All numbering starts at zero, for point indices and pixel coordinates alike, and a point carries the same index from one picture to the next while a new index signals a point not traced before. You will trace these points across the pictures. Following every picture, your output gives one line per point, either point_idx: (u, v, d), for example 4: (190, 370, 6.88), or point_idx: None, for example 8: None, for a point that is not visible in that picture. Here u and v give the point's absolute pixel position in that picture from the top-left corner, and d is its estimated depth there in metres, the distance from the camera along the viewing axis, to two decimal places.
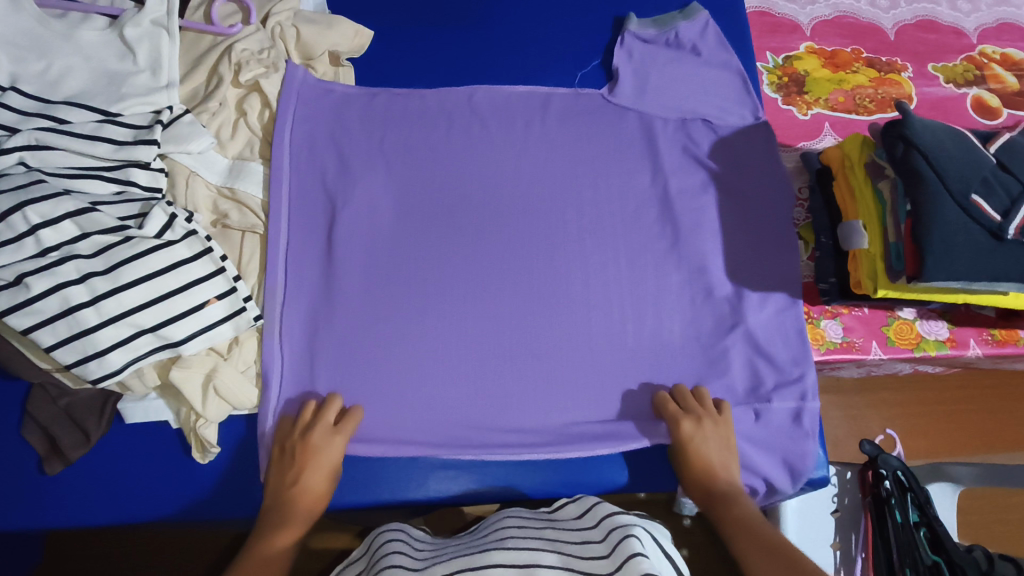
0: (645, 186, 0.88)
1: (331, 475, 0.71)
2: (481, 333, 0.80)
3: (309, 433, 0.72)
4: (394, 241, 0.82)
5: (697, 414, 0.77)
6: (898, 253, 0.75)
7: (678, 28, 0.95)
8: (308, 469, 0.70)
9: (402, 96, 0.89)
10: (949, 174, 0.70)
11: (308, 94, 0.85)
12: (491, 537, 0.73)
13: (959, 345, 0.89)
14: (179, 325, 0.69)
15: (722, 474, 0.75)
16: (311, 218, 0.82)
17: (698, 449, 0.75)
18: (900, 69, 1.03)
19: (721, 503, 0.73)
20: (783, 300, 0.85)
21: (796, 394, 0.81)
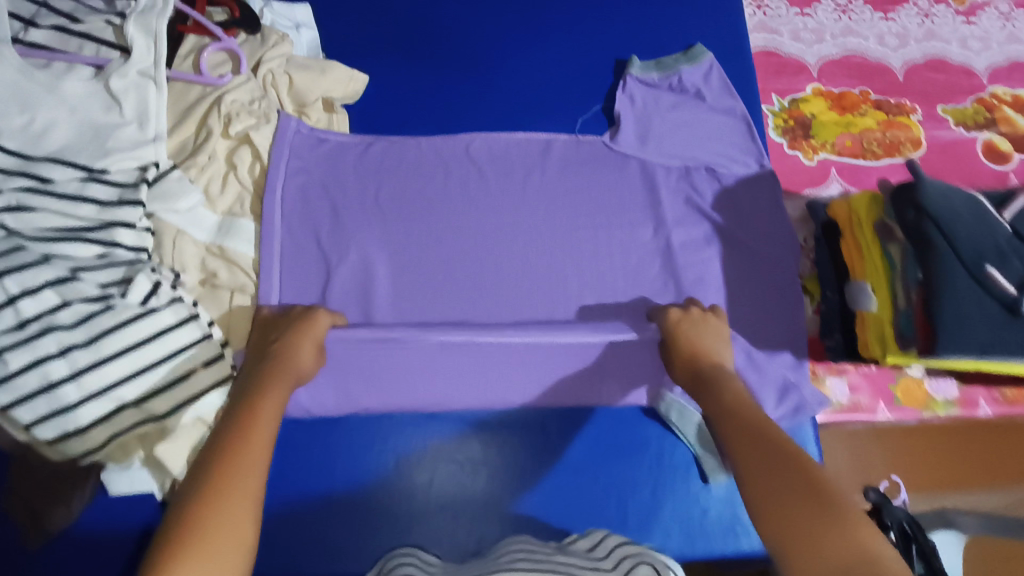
0: (647, 239, 0.86)
1: (313, 346, 0.73)
2: (476, 389, 0.80)
3: (295, 310, 0.75)
4: (393, 301, 0.80)
5: (693, 316, 0.78)
6: (909, 322, 0.73)
7: (681, 72, 0.92)
8: (296, 336, 0.72)
9: (397, 142, 0.87)
10: (963, 242, 0.68)
11: (301, 144, 0.83)
12: (499, 560, 0.66)
13: (966, 404, 0.89)
14: (162, 397, 0.68)
15: (712, 360, 0.74)
16: (302, 273, 0.80)
17: (687, 339, 0.76)
18: (909, 111, 1.00)
19: (709, 382, 0.71)
20: (788, 359, 0.83)
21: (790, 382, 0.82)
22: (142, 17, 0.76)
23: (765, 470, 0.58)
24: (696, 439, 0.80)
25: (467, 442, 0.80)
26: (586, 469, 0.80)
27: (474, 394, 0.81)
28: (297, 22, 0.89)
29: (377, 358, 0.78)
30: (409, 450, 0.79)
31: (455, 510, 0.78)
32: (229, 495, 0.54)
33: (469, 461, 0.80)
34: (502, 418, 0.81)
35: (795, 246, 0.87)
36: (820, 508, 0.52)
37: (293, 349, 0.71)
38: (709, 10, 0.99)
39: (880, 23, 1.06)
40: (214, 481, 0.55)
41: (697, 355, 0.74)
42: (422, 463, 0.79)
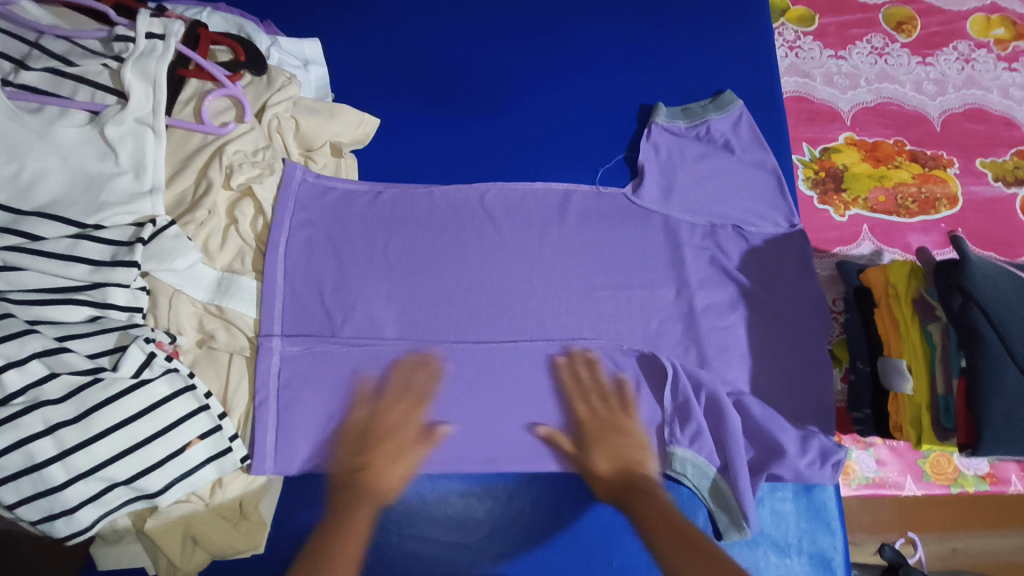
0: (669, 305, 0.81)
1: (404, 458, 0.71)
2: (487, 458, 0.74)
3: (394, 406, 0.73)
4: (401, 360, 0.75)
5: (606, 413, 0.76)
6: (947, 408, 0.69)
7: (710, 120, 0.87)
8: (389, 452, 0.71)
9: (407, 189, 0.82)
10: (1012, 335, 0.64)
11: (307, 194, 0.79)
12: None
13: (998, 481, 0.84)
14: (155, 475, 0.63)
15: (639, 468, 0.72)
16: (307, 332, 0.75)
17: (599, 450, 0.73)
18: (946, 164, 0.95)
19: (636, 493, 0.69)
20: (821, 439, 0.75)
21: (815, 450, 0.75)
22: (141, 61, 0.71)
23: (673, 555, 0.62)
24: (709, 492, 0.75)
25: (472, 516, 0.75)
26: (599, 548, 0.75)
27: (483, 461, 0.74)
28: (306, 59, 0.85)
29: (380, 425, 0.73)
30: (411, 522, 0.74)
31: None
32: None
33: (469, 535, 0.75)
34: (511, 489, 0.76)
35: (825, 312, 0.82)
36: None
37: (392, 462, 0.71)
38: (739, 55, 0.94)
39: (918, 68, 1.01)
40: None
41: (621, 464, 0.72)
42: (423, 536, 0.74)
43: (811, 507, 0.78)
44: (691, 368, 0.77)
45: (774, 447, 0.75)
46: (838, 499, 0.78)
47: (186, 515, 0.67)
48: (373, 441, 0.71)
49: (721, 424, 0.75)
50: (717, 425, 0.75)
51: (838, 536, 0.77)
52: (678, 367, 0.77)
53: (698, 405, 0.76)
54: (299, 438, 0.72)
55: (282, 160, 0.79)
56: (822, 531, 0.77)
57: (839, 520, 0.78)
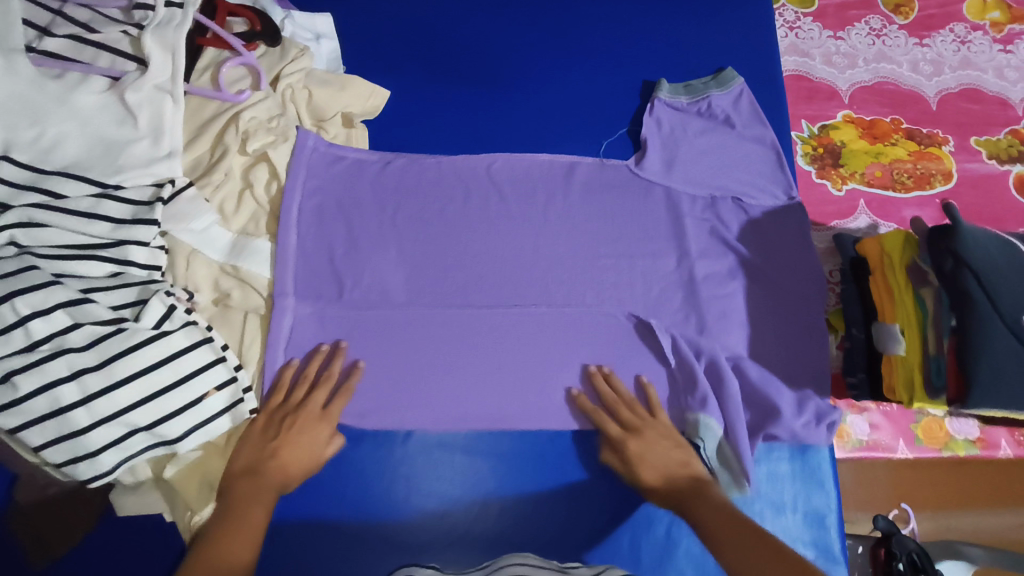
0: (670, 273, 0.83)
1: (315, 451, 0.70)
2: (494, 418, 0.77)
3: (311, 396, 0.72)
4: (409, 322, 0.78)
5: (641, 424, 0.74)
6: (938, 369, 0.70)
7: (711, 96, 0.89)
8: (291, 443, 0.70)
9: (417, 160, 0.84)
10: (999, 294, 0.66)
11: (319, 161, 0.81)
12: None
13: (988, 446, 0.87)
14: (174, 422, 0.66)
15: (685, 471, 0.71)
16: (319, 294, 0.78)
17: (645, 459, 0.72)
18: (941, 142, 0.98)
19: (694, 495, 0.68)
20: (817, 400, 0.79)
21: (811, 411, 0.78)
22: (160, 30, 0.74)
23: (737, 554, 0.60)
24: (715, 454, 0.76)
25: (477, 472, 0.77)
26: (600, 506, 0.77)
27: (490, 418, 0.77)
28: (318, 33, 0.87)
29: (389, 384, 0.76)
30: (419, 478, 0.77)
31: (464, 543, 0.75)
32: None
33: (475, 493, 0.77)
34: (515, 447, 0.78)
35: (822, 280, 0.84)
36: None
37: (300, 457, 0.69)
38: (740, 33, 0.96)
39: (915, 49, 1.03)
40: None
41: (667, 472, 0.71)
42: (430, 492, 0.76)
43: (809, 469, 0.80)
44: (691, 337, 0.80)
45: (771, 409, 0.78)
46: (832, 461, 0.81)
47: (201, 463, 0.70)
48: (283, 428, 0.70)
49: (720, 388, 0.78)
50: (717, 389, 0.78)
51: (831, 492, 0.80)
52: (677, 338, 0.80)
53: (698, 367, 0.79)
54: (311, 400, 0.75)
55: (295, 127, 0.81)
56: (819, 489, 0.80)
57: (832, 481, 0.80)
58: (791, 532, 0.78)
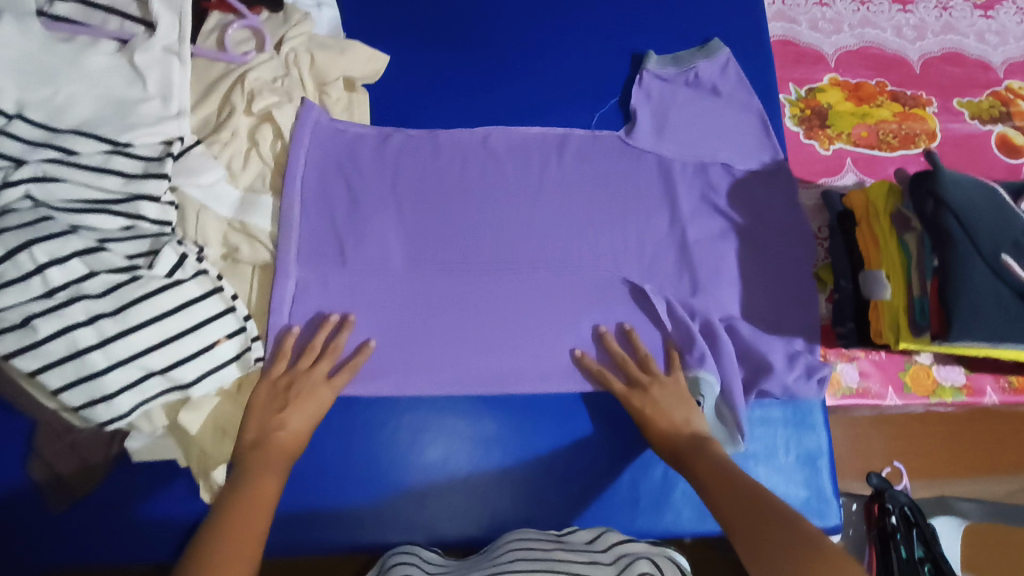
0: (664, 226, 0.86)
1: (317, 420, 0.72)
2: (495, 378, 0.79)
3: (316, 365, 0.74)
4: (411, 290, 0.80)
5: (652, 380, 0.77)
6: (922, 309, 0.74)
7: (698, 66, 0.92)
8: (297, 409, 0.71)
9: (415, 135, 0.86)
10: (978, 234, 0.69)
11: (323, 131, 0.84)
12: (500, 558, 0.69)
13: (974, 392, 0.89)
14: (189, 366, 0.68)
15: (688, 426, 0.73)
16: (319, 249, 0.80)
17: (653, 412, 0.74)
18: (925, 103, 1.01)
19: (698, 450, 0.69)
20: (810, 359, 0.81)
21: (806, 369, 0.80)
22: None
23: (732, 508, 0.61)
24: (711, 411, 0.79)
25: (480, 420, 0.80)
26: (599, 449, 0.80)
27: (492, 366, 0.79)
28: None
29: (393, 336, 0.79)
30: (424, 426, 0.79)
31: (469, 484, 0.78)
32: (234, 538, 0.60)
33: (480, 439, 0.79)
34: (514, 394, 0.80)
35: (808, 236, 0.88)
36: (801, 541, 0.55)
37: (305, 423, 0.71)
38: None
39: (899, 15, 1.06)
40: (205, 551, 0.58)
41: (674, 427, 0.73)
42: (434, 441, 0.79)
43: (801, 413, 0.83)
44: (684, 299, 0.83)
45: (763, 364, 0.80)
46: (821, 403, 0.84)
47: (213, 408, 0.72)
48: (291, 395, 0.72)
49: (715, 346, 0.80)
50: (712, 347, 0.81)
51: (821, 434, 0.83)
52: (671, 300, 0.83)
53: (694, 326, 0.81)
54: None
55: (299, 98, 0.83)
56: (812, 432, 0.83)
57: (823, 423, 0.83)
58: (785, 470, 0.81)
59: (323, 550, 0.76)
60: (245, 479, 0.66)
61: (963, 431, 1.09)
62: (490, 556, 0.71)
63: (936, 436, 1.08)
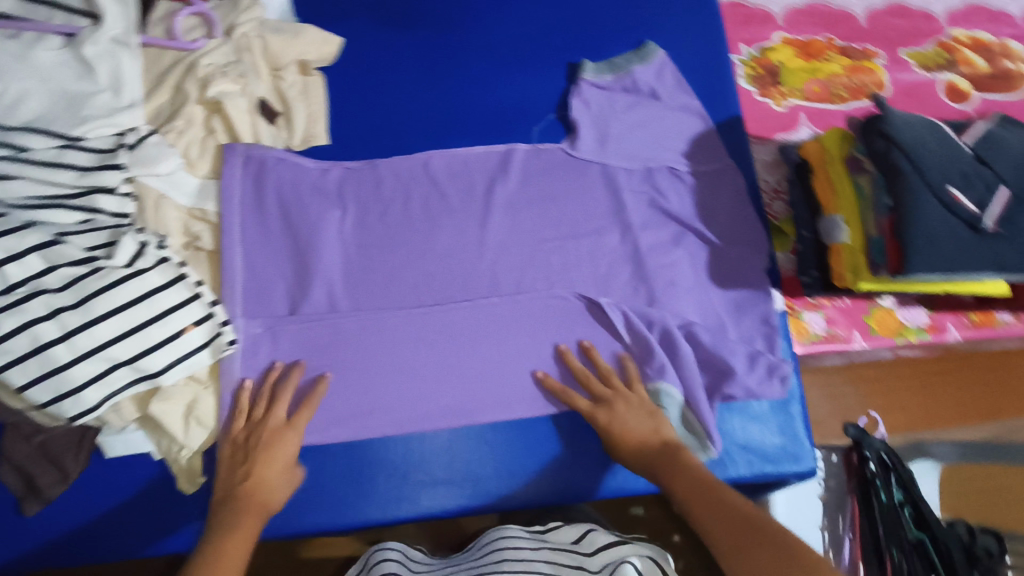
0: (626, 188, 0.87)
1: (288, 468, 0.70)
2: (462, 389, 0.79)
3: (273, 414, 0.72)
4: (371, 295, 0.80)
5: (614, 395, 0.77)
6: (879, 247, 0.75)
7: (634, 71, 0.91)
8: (261, 462, 0.69)
9: (355, 169, 0.84)
10: (927, 167, 0.71)
11: (256, 163, 0.81)
12: (490, 559, 0.76)
13: (937, 330, 0.92)
14: (156, 355, 0.67)
15: (656, 440, 0.73)
16: (272, 237, 0.80)
17: (619, 429, 0.74)
18: (872, 55, 1.03)
19: (670, 467, 0.71)
20: (772, 360, 0.81)
21: (768, 368, 0.81)
22: None
23: (713, 521, 0.64)
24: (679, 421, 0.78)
25: (461, 393, 0.79)
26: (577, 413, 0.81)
27: (467, 338, 0.80)
28: None
29: (365, 314, 0.79)
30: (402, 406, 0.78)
31: (451, 454, 0.79)
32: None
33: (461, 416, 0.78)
34: (491, 362, 0.80)
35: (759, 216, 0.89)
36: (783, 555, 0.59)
37: (270, 475, 0.69)
38: None
39: None
40: None
41: (641, 447, 0.73)
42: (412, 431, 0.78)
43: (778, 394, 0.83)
44: (640, 310, 0.82)
45: (725, 369, 0.80)
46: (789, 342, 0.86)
47: (185, 396, 0.71)
48: (252, 449, 0.70)
49: (675, 356, 0.80)
50: (672, 357, 0.80)
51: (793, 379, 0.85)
52: (627, 313, 0.82)
53: (652, 338, 0.81)
54: (280, 338, 0.77)
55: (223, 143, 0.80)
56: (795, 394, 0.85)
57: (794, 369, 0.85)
58: (756, 413, 0.83)
59: (309, 529, 0.76)
60: (233, 523, 0.66)
61: (940, 384, 1.10)
62: (482, 550, 0.78)
63: (911, 385, 1.10)
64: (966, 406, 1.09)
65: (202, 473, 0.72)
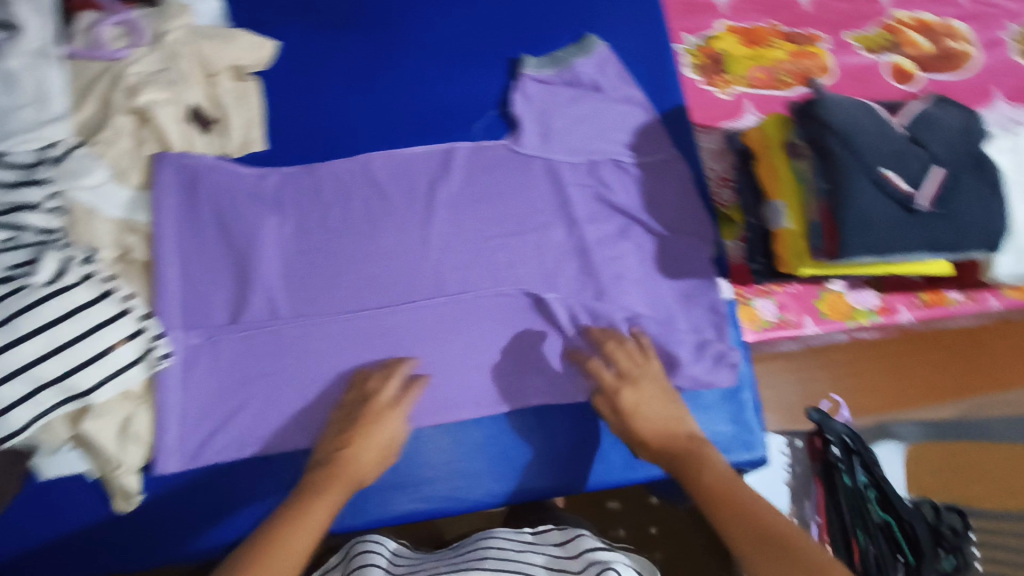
0: (571, 182, 0.87)
1: (387, 448, 0.72)
2: None
3: (376, 399, 0.74)
4: (315, 301, 0.79)
5: (638, 371, 0.76)
6: (817, 229, 0.75)
7: (574, 65, 0.89)
8: (370, 433, 0.71)
9: (295, 173, 0.83)
10: (860, 150, 0.71)
11: (186, 169, 0.79)
12: (469, 556, 0.75)
13: (888, 312, 0.92)
14: (86, 373, 0.66)
15: (682, 426, 0.74)
16: (208, 246, 0.78)
17: (647, 408, 0.74)
18: (817, 40, 1.03)
19: (691, 458, 0.71)
20: (720, 347, 0.82)
21: (716, 354, 0.82)
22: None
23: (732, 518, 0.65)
24: None
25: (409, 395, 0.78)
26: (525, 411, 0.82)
27: (415, 340, 0.80)
28: None
29: (309, 321, 0.78)
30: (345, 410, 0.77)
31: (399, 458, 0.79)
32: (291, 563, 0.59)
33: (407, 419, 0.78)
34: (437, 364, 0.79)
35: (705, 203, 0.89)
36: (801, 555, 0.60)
37: (368, 445, 0.71)
38: None
39: None
40: None
41: (663, 431, 0.73)
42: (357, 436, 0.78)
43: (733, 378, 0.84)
44: (587, 304, 0.82)
45: (671, 359, 0.81)
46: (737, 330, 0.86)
47: (120, 412, 0.70)
48: (359, 420, 0.72)
49: None
50: None
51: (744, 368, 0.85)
52: (573, 308, 0.82)
53: (597, 332, 0.81)
54: (219, 347, 0.76)
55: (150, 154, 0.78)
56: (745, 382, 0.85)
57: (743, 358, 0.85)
58: (707, 403, 0.83)
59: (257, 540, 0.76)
60: (302, 502, 0.65)
61: (907, 366, 1.11)
62: (462, 553, 0.77)
63: (875, 367, 1.11)
64: (929, 385, 1.11)
65: (139, 489, 0.72)
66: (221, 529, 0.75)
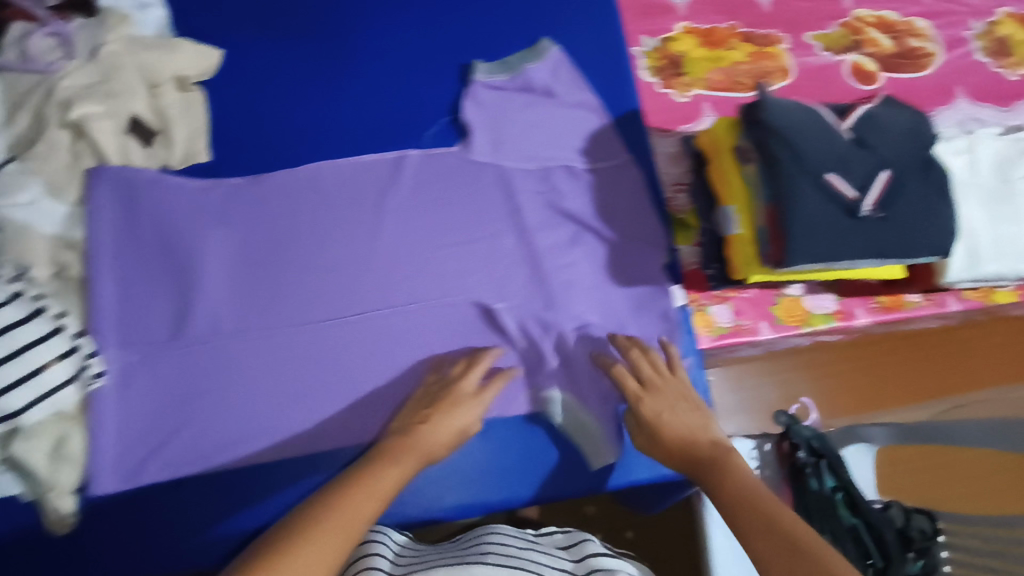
0: (523, 190, 0.85)
1: (464, 430, 0.72)
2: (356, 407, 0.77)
3: (447, 389, 0.74)
4: (262, 315, 0.78)
5: (659, 377, 0.76)
6: (765, 236, 0.74)
7: (526, 71, 0.88)
8: (450, 413, 0.72)
9: (239, 186, 0.81)
10: (805, 154, 0.70)
11: (122, 184, 0.78)
12: (471, 549, 0.75)
13: (846, 316, 0.92)
14: (16, 394, 0.65)
15: (705, 433, 0.72)
16: (148, 263, 0.77)
17: (668, 414, 0.73)
18: (776, 41, 1.02)
19: (715, 463, 0.69)
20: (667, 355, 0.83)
21: None
22: None
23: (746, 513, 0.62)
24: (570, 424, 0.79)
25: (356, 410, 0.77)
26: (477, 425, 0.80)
27: (363, 353, 0.79)
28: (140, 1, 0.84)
29: (254, 337, 0.77)
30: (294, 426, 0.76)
31: None
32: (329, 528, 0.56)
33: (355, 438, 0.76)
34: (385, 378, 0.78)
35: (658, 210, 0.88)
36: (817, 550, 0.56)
37: (449, 421, 0.71)
38: None
39: None
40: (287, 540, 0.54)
41: (688, 437, 0.72)
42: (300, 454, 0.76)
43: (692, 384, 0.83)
44: (537, 314, 0.82)
45: None
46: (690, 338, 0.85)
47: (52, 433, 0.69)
48: (433, 401, 0.73)
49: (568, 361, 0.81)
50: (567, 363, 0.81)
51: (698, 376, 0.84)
52: (523, 319, 0.81)
53: (546, 343, 0.81)
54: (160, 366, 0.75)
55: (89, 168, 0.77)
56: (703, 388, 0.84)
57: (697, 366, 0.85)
58: None
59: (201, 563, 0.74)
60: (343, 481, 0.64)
61: (883, 365, 1.08)
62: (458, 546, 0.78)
63: (850, 366, 1.08)
64: (907, 385, 1.08)
65: (74, 513, 0.71)
66: (162, 550, 0.73)
